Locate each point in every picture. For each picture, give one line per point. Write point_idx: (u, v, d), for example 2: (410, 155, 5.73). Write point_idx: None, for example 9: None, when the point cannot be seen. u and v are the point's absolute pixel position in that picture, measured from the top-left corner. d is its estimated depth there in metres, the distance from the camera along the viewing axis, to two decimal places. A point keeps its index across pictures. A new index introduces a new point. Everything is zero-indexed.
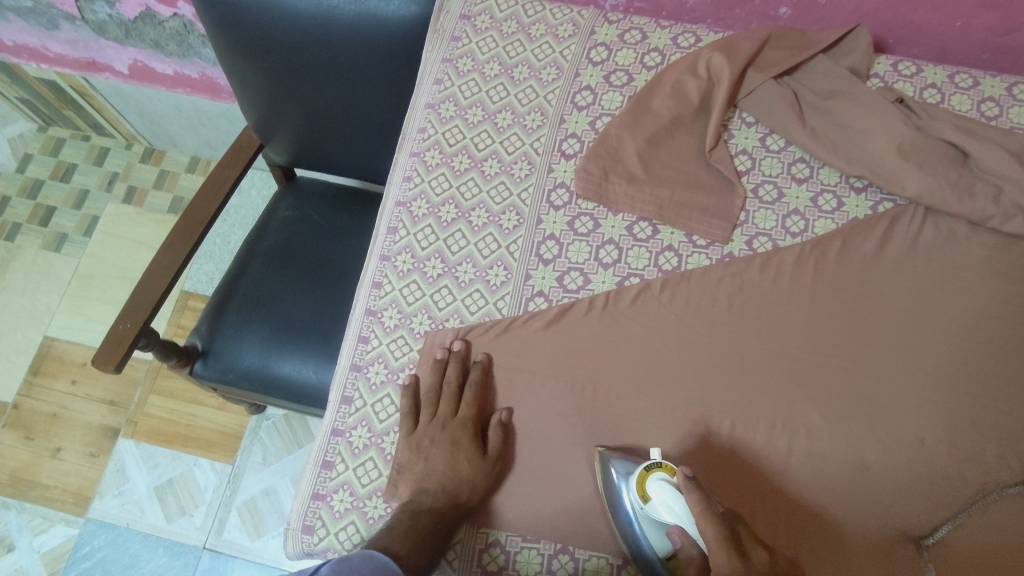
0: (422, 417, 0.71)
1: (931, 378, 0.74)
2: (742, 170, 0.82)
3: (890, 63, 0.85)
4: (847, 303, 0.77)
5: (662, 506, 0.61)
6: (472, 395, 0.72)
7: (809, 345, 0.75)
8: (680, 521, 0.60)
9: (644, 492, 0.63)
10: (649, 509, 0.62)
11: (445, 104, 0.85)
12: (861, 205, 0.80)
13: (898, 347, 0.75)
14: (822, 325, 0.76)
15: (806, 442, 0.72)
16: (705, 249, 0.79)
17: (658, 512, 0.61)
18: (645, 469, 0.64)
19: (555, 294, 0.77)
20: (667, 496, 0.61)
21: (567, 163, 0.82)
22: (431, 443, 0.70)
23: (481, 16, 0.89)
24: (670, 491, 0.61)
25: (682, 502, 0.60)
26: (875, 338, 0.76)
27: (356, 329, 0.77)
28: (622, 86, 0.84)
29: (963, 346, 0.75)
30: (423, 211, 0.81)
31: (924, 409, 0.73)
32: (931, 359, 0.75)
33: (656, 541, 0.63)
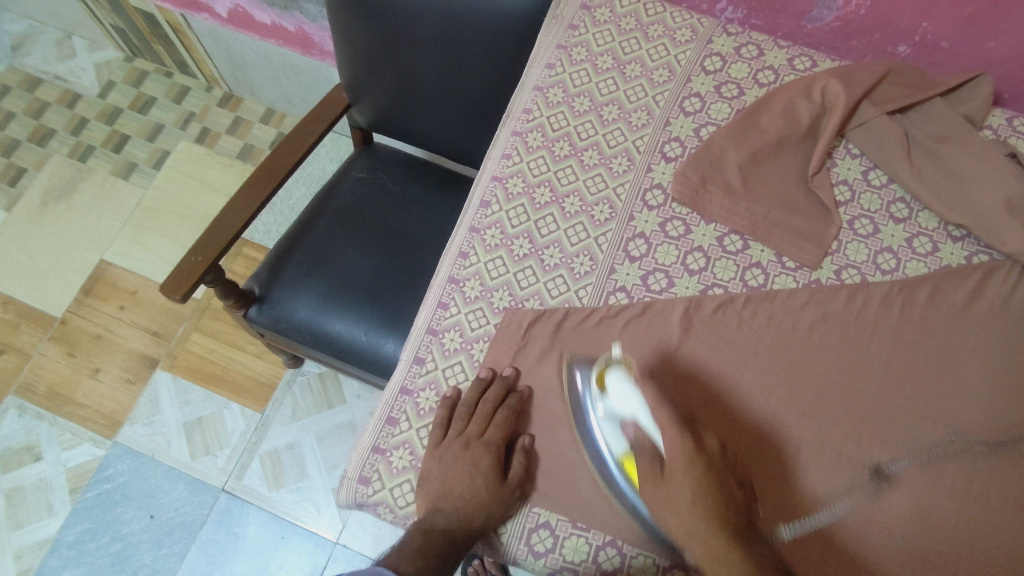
0: (450, 430, 0.70)
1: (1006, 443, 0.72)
2: (840, 201, 0.81)
3: (1006, 117, 0.84)
4: (930, 357, 0.75)
5: (618, 399, 0.68)
6: (502, 419, 0.70)
7: (888, 385, 0.74)
8: (636, 414, 0.67)
9: (602, 385, 0.70)
10: (609, 399, 0.69)
11: (554, 89, 0.85)
12: (957, 253, 0.79)
13: (977, 407, 0.74)
14: (903, 372, 0.75)
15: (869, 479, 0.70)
16: (792, 272, 0.78)
17: (615, 403, 0.68)
18: (603, 366, 0.71)
19: (636, 291, 0.77)
20: (624, 392, 0.68)
21: (666, 165, 0.82)
22: (453, 459, 0.68)
23: (601, 8, 0.89)
24: (624, 380, 0.68)
25: (637, 394, 0.67)
26: (954, 393, 0.74)
27: (436, 295, 0.77)
28: (731, 99, 0.84)
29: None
30: (518, 190, 0.81)
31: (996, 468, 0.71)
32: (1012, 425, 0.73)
33: (616, 446, 0.68)
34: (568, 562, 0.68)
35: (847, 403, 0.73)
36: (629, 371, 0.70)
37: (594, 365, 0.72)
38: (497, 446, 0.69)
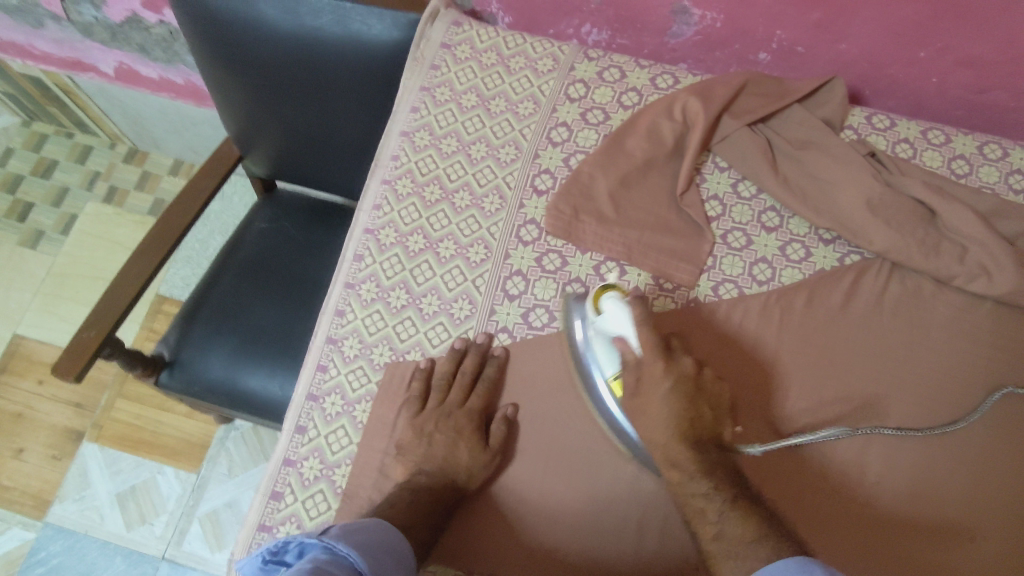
0: (429, 402, 0.72)
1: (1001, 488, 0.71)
2: (712, 216, 0.82)
3: (865, 116, 0.86)
4: (903, 459, 0.72)
5: (611, 318, 0.67)
6: (482, 389, 0.73)
7: (876, 505, 0.70)
8: (625, 333, 0.66)
9: (597, 306, 0.69)
10: (604, 322, 0.68)
11: (420, 132, 0.85)
12: (829, 256, 0.80)
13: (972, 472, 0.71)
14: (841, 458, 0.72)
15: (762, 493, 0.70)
16: (671, 293, 0.79)
17: (609, 326, 0.67)
18: (601, 289, 0.70)
19: (518, 330, 0.76)
20: (617, 310, 0.67)
21: (538, 199, 0.81)
22: (434, 429, 0.71)
23: (461, 46, 0.89)
24: (619, 304, 0.67)
25: (630, 315, 0.66)
26: (940, 477, 0.71)
27: (314, 357, 0.76)
28: (597, 125, 0.84)
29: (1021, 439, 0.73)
30: (391, 240, 0.80)
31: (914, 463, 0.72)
32: (1004, 468, 0.71)
33: (608, 367, 0.68)
34: None
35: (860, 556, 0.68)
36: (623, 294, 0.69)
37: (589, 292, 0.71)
38: (478, 414, 0.72)
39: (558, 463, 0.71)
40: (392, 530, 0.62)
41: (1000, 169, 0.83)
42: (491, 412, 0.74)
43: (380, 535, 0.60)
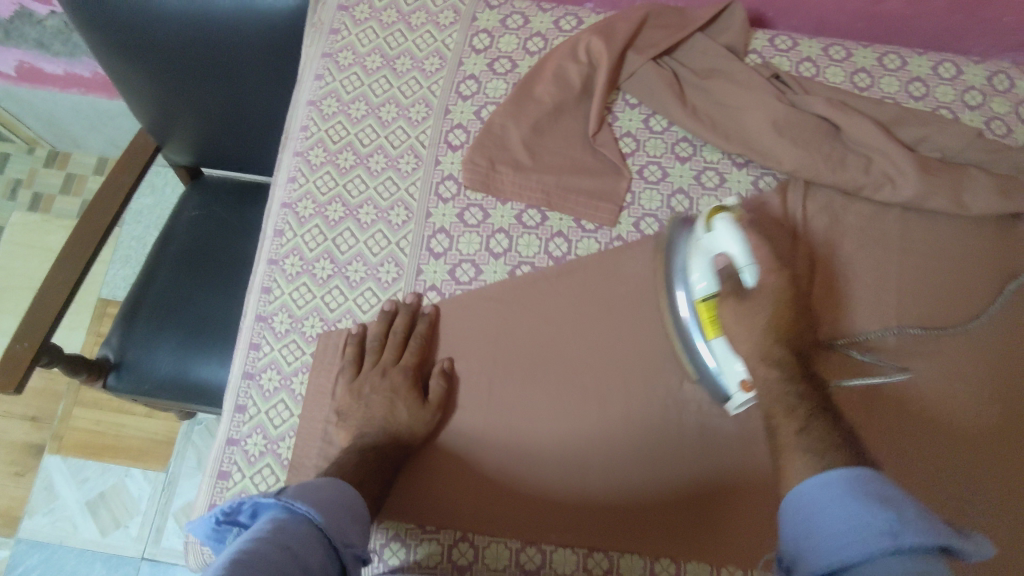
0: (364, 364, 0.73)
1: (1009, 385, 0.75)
2: (627, 152, 0.83)
3: (767, 38, 0.87)
4: (924, 380, 0.75)
5: (718, 236, 0.67)
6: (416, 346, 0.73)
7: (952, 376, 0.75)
8: (731, 252, 0.66)
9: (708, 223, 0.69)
10: (712, 240, 0.68)
11: (327, 100, 0.84)
12: (743, 180, 0.82)
13: (984, 378, 0.75)
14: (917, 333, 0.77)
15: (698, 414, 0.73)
16: (593, 234, 0.80)
17: (716, 244, 0.68)
18: (714, 209, 0.70)
19: (446, 287, 0.77)
20: (726, 229, 0.66)
21: (453, 154, 0.81)
22: (371, 390, 0.71)
23: (359, 7, 0.87)
24: (727, 221, 0.67)
25: (738, 235, 0.65)
26: (955, 386, 0.75)
27: (245, 337, 0.75)
28: (505, 74, 0.84)
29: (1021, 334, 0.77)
30: (310, 211, 0.79)
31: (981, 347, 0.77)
32: (1011, 365, 0.76)
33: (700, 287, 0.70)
34: (427, 568, 0.69)
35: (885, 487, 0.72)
36: (733, 215, 0.68)
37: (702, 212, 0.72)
38: (412, 370, 0.72)
39: (499, 414, 0.73)
40: (350, 490, 0.61)
41: (900, 78, 0.85)
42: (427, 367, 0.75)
43: (342, 495, 0.60)
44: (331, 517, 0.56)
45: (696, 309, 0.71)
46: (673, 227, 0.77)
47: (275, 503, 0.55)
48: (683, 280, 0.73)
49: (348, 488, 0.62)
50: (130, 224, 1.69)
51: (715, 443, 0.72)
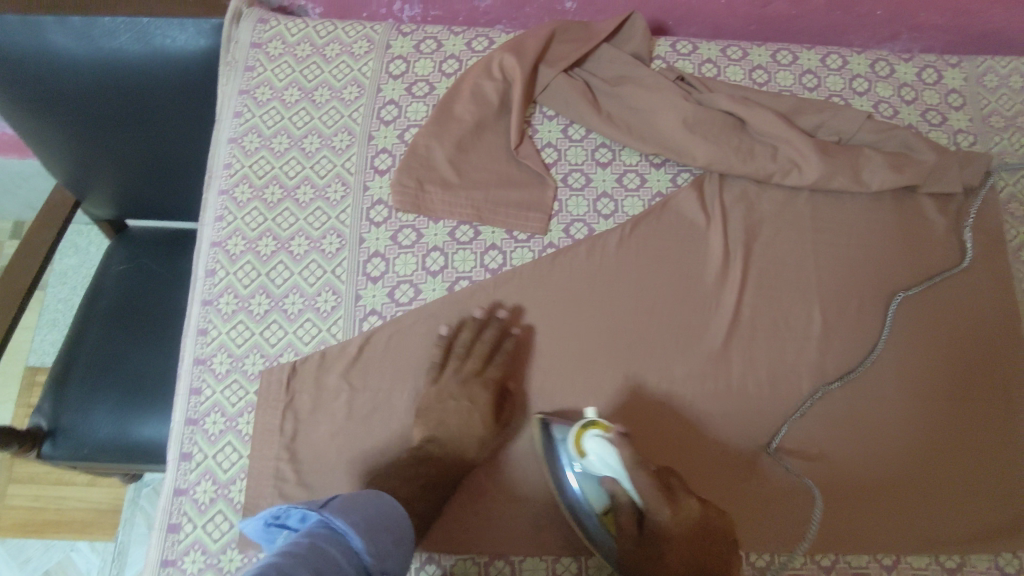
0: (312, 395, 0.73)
1: (933, 368, 0.81)
2: (549, 163, 0.85)
3: (670, 44, 0.92)
4: (870, 373, 0.80)
5: (598, 458, 0.66)
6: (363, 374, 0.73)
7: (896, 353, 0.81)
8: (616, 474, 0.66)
9: (580, 447, 0.68)
10: (592, 461, 0.67)
11: (248, 136, 0.83)
12: (662, 179, 0.86)
13: (924, 362, 0.80)
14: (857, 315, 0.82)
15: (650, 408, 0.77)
16: (526, 243, 0.82)
17: (598, 464, 0.67)
18: (581, 428, 0.68)
19: (387, 309, 0.77)
20: (603, 451, 0.66)
21: (381, 179, 0.82)
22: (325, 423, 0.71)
23: (272, 43, 0.88)
24: (602, 446, 0.66)
25: (615, 456, 0.65)
26: (890, 375, 0.80)
27: (184, 383, 0.73)
28: (424, 97, 0.86)
29: (941, 316, 0.83)
30: (240, 248, 0.79)
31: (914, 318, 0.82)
32: (947, 332, 0.82)
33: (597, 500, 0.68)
34: None
35: (848, 483, 0.76)
36: (608, 430, 0.68)
37: (571, 427, 0.69)
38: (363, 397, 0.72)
39: None
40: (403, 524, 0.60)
41: (793, 72, 0.92)
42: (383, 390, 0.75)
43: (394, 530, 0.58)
44: (370, 541, 0.55)
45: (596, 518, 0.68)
46: (542, 427, 0.72)
47: (313, 517, 0.55)
48: (567, 495, 0.69)
49: (402, 514, 0.60)
50: (52, 286, 1.62)
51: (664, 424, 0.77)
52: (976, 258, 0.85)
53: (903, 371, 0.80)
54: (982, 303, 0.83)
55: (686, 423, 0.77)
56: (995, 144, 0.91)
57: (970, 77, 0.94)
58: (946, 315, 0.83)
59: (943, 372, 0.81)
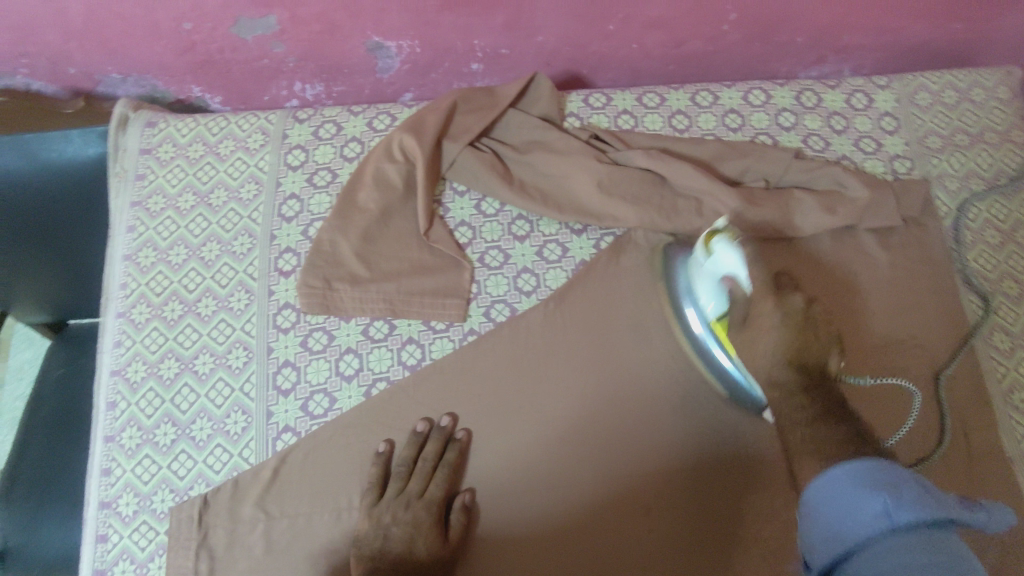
0: (227, 525, 0.69)
1: (891, 409, 0.76)
2: (464, 242, 0.81)
3: (582, 99, 0.88)
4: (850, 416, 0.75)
5: (723, 261, 0.70)
6: (286, 494, 0.70)
7: (874, 393, 0.76)
8: (735, 273, 0.69)
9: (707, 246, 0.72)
10: (715, 264, 0.71)
11: (143, 251, 0.80)
12: (585, 246, 0.81)
13: (901, 396, 0.76)
14: None
15: (601, 495, 0.72)
16: (445, 332, 0.77)
17: (717, 265, 0.71)
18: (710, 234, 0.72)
19: (302, 424, 0.73)
20: (725, 251, 0.69)
21: (286, 280, 0.78)
22: (256, 545, 0.68)
23: (162, 146, 0.84)
24: (726, 246, 0.69)
25: (737, 254, 0.68)
26: None
27: (89, 532, 0.69)
28: (327, 185, 0.82)
29: (892, 359, 0.78)
30: (142, 374, 0.75)
31: (882, 355, 0.78)
32: (924, 365, 0.78)
33: (710, 312, 0.73)
34: None
35: None
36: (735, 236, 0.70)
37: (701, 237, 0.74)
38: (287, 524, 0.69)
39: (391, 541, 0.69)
40: None
41: (716, 113, 0.87)
42: (314, 504, 0.70)
43: None
44: None
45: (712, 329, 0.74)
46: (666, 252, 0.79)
47: None
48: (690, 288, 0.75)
49: None
50: (10, 385, 1.45)
51: (618, 509, 0.72)
52: (922, 289, 0.80)
53: (877, 407, 0.76)
54: (934, 338, 0.79)
55: (635, 502, 0.72)
56: (934, 167, 0.86)
57: (902, 97, 0.89)
58: (916, 345, 0.78)
59: (907, 420, 0.75)
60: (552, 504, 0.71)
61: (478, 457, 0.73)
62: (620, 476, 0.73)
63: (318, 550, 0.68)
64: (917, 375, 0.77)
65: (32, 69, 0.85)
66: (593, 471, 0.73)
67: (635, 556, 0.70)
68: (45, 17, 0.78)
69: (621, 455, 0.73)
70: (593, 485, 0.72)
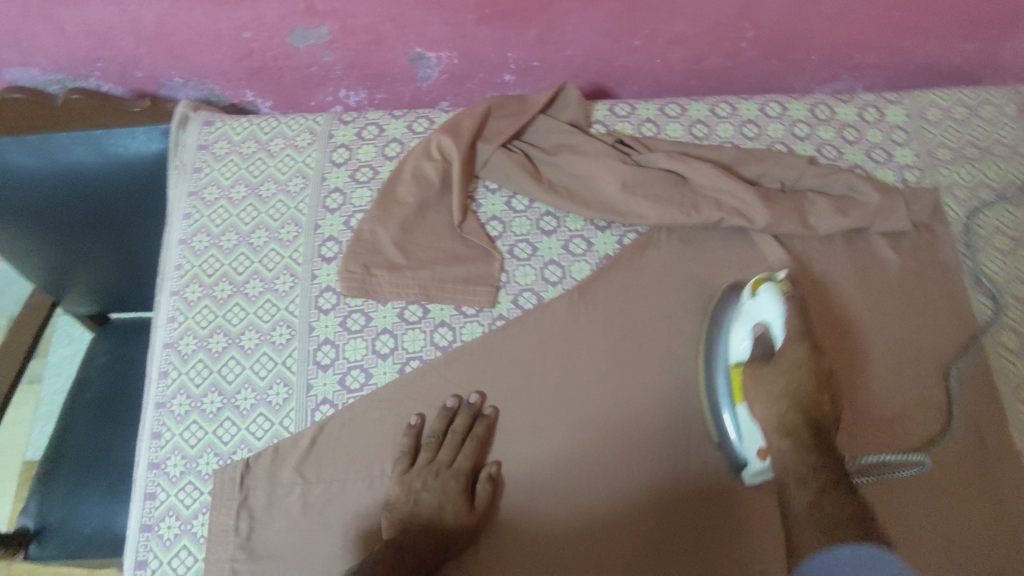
0: (267, 488, 0.73)
1: (904, 400, 0.79)
2: (495, 236, 0.86)
3: (607, 108, 0.94)
4: (864, 404, 0.78)
5: (766, 305, 0.74)
6: (323, 461, 0.74)
7: (888, 385, 0.79)
8: (771, 320, 0.73)
9: (755, 289, 0.77)
10: (755, 308, 0.75)
11: (197, 236, 0.86)
12: (609, 242, 0.87)
13: (914, 389, 0.79)
14: (844, 346, 0.81)
15: (619, 475, 0.75)
16: (476, 317, 0.82)
17: (759, 309, 0.75)
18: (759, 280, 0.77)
19: (339, 398, 0.77)
20: (771, 300, 0.74)
21: (329, 266, 0.84)
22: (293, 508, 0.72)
23: (218, 142, 0.91)
24: (773, 298, 0.74)
25: (782, 306, 0.73)
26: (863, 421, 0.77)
27: (139, 490, 0.74)
28: (368, 181, 0.88)
29: (903, 353, 0.81)
30: (192, 347, 0.80)
31: (894, 350, 0.81)
32: (937, 361, 0.81)
33: (735, 354, 0.76)
34: None
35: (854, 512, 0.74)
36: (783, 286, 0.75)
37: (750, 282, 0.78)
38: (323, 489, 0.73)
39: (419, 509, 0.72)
40: None
41: (733, 123, 0.93)
42: (348, 471, 0.74)
43: None
44: None
45: (730, 373, 0.76)
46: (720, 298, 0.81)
47: None
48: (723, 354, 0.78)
49: None
50: (48, 379, 1.50)
51: (634, 489, 0.75)
52: (932, 291, 0.84)
53: (891, 397, 0.79)
54: (944, 337, 0.82)
55: (651, 483, 0.75)
56: (944, 176, 0.91)
57: (911, 112, 0.94)
58: (928, 342, 0.81)
59: (916, 418, 0.78)
60: (573, 482, 0.75)
61: (505, 434, 0.77)
62: (638, 458, 0.76)
63: (351, 514, 0.72)
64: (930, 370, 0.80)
65: (105, 72, 0.93)
66: (611, 452, 0.76)
67: (652, 531, 0.73)
68: (117, 25, 0.86)
69: (640, 438, 0.77)
70: (611, 465, 0.76)
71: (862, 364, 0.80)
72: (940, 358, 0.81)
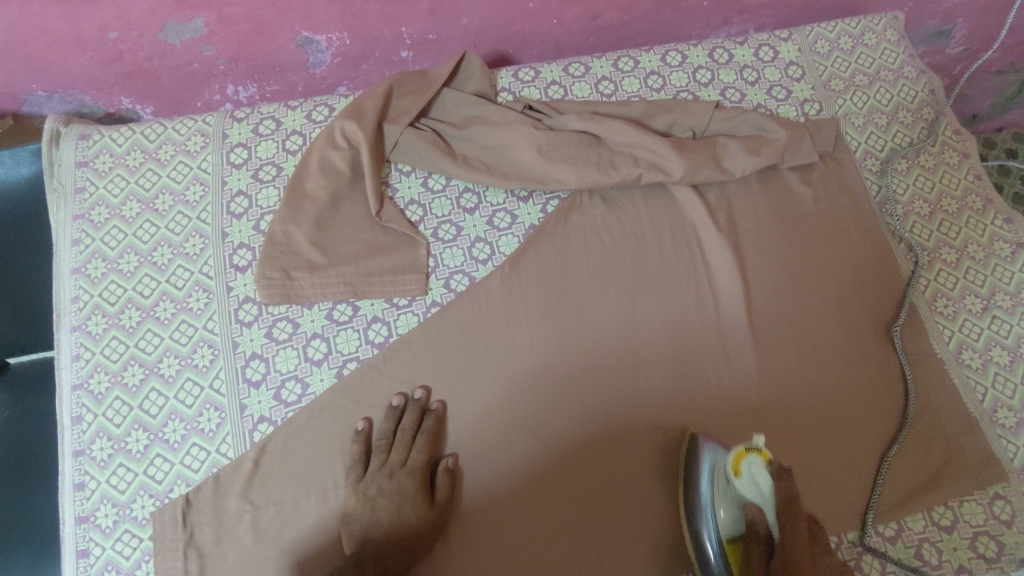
0: (213, 520, 0.68)
1: (838, 323, 0.81)
2: (416, 220, 0.83)
3: (511, 74, 0.92)
4: (802, 333, 0.81)
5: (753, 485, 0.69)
6: (269, 481, 0.70)
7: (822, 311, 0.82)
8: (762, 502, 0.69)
9: (737, 466, 0.70)
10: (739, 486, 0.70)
11: (91, 263, 0.78)
12: (533, 211, 0.85)
13: (845, 311, 0.82)
14: (776, 280, 0.83)
15: (579, 443, 0.75)
16: (409, 307, 0.79)
17: (746, 489, 0.69)
18: (741, 449, 0.70)
19: (277, 413, 0.73)
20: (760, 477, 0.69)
21: (243, 275, 0.78)
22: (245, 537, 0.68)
23: (99, 158, 0.83)
24: (762, 472, 0.69)
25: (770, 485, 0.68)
26: (802, 350, 0.80)
27: (69, 549, 0.67)
28: (272, 179, 0.83)
29: (830, 279, 0.83)
30: (105, 384, 0.73)
31: (822, 276, 0.84)
32: (861, 280, 0.84)
33: (725, 527, 0.69)
34: None
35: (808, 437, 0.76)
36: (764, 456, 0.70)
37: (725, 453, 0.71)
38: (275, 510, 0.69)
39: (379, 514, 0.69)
40: None
41: (638, 76, 0.93)
42: (298, 486, 0.71)
43: None
44: None
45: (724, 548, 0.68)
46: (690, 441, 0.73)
47: None
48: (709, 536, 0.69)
49: None
50: None
51: (596, 455, 0.75)
52: (844, 218, 0.87)
53: (827, 321, 0.81)
54: (863, 259, 0.85)
55: (612, 443, 0.75)
56: (840, 106, 0.94)
57: (803, 47, 0.97)
58: (850, 265, 0.85)
59: (851, 338, 0.81)
60: (533, 458, 0.74)
61: (460, 422, 0.75)
62: (595, 421, 0.76)
63: (309, 532, 0.69)
64: (856, 290, 0.84)
65: None
66: (568, 420, 0.76)
67: (618, 494, 0.73)
68: None
69: (594, 401, 0.77)
70: (569, 435, 0.75)
71: (796, 293, 0.82)
72: (862, 280, 0.84)
